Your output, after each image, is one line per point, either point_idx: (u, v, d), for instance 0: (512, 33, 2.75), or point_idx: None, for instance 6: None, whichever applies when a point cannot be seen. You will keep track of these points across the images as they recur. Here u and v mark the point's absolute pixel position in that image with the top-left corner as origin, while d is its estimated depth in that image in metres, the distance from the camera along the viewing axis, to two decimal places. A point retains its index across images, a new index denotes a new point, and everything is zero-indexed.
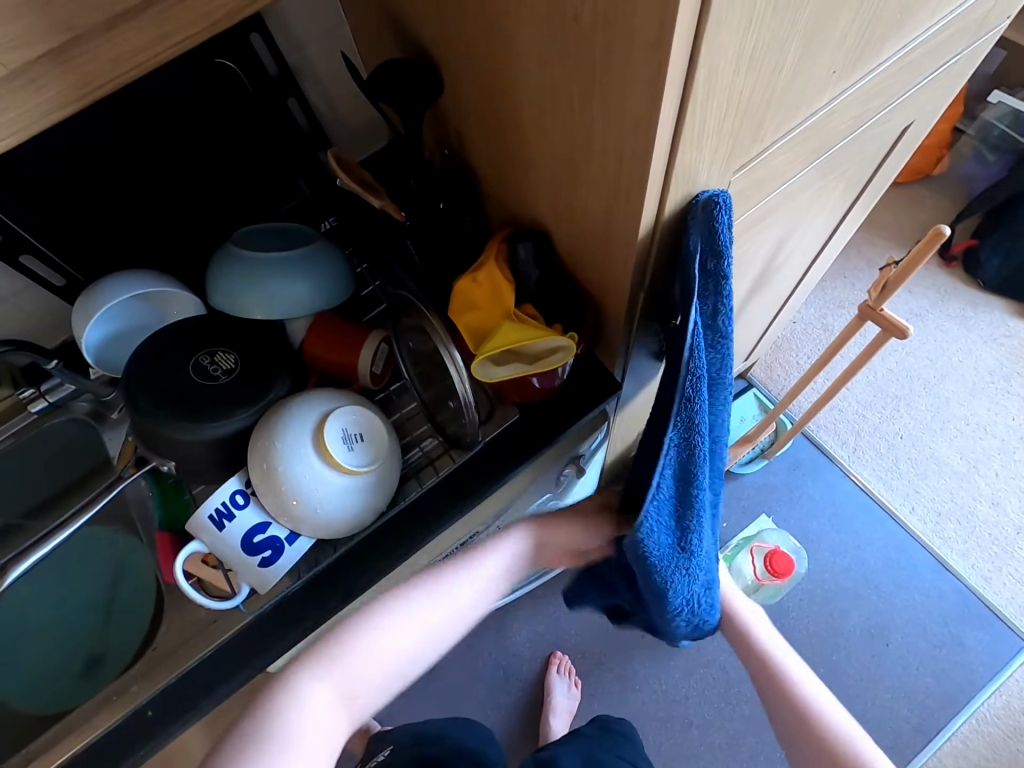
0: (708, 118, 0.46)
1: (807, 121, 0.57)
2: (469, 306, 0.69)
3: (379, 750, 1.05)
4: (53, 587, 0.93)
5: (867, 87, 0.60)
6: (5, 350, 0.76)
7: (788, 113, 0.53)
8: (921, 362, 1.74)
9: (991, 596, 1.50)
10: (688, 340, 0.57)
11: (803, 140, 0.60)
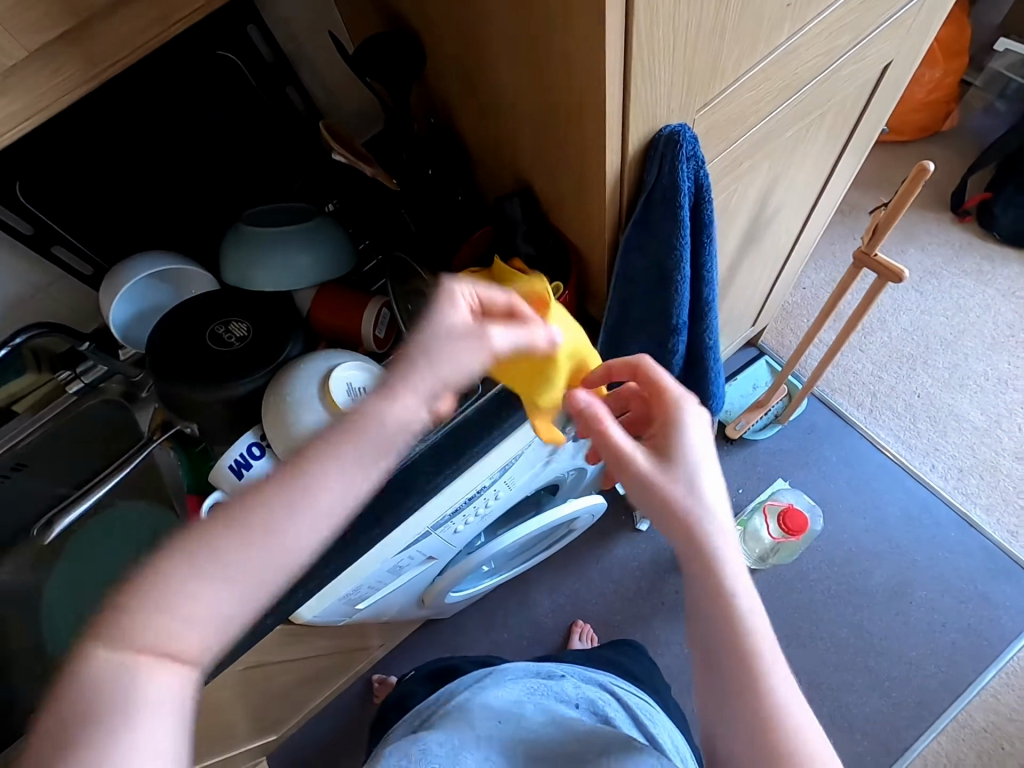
0: (656, 54, 0.49)
1: (768, 58, 0.59)
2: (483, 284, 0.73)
3: None
4: (95, 557, 1.01)
5: (829, 22, 0.62)
6: (42, 333, 0.83)
7: (742, 52, 0.56)
8: (937, 319, 1.72)
9: (1017, 550, 1.47)
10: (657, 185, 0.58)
11: (767, 79, 0.62)
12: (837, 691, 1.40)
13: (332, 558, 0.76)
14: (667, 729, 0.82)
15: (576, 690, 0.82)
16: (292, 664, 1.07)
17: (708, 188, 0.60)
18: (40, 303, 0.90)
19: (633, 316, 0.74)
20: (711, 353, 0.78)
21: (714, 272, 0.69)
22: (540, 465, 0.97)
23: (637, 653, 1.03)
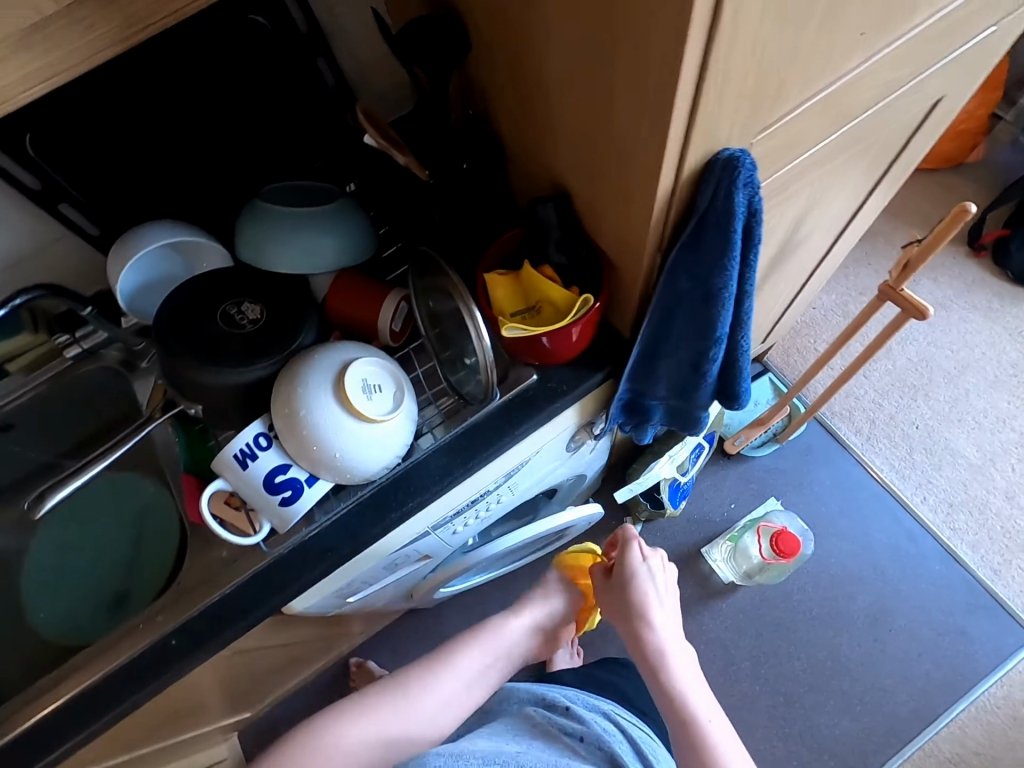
0: (729, 75, 0.46)
1: (833, 85, 0.57)
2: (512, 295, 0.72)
3: None
4: (81, 525, 0.98)
5: (897, 53, 0.60)
6: (41, 295, 0.79)
7: (809, 80, 0.53)
8: (942, 352, 1.72)
9: (999, 589, 1.49)
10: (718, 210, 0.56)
11: (827, 108, 0.60)
12: (809, 711, 1.42)
13: (329, 554, 0.74)
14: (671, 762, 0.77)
15: (584, 715, 0.77)
16: (274, 648, 1.05)
17: (759, 214, 0.58)
18: (41, 261, 0.86)
19: (669, 328, 0.72)
20: (741, 361, 0.77)
21: (754, 290, 0.66)
22: (545, 470, 0.97)
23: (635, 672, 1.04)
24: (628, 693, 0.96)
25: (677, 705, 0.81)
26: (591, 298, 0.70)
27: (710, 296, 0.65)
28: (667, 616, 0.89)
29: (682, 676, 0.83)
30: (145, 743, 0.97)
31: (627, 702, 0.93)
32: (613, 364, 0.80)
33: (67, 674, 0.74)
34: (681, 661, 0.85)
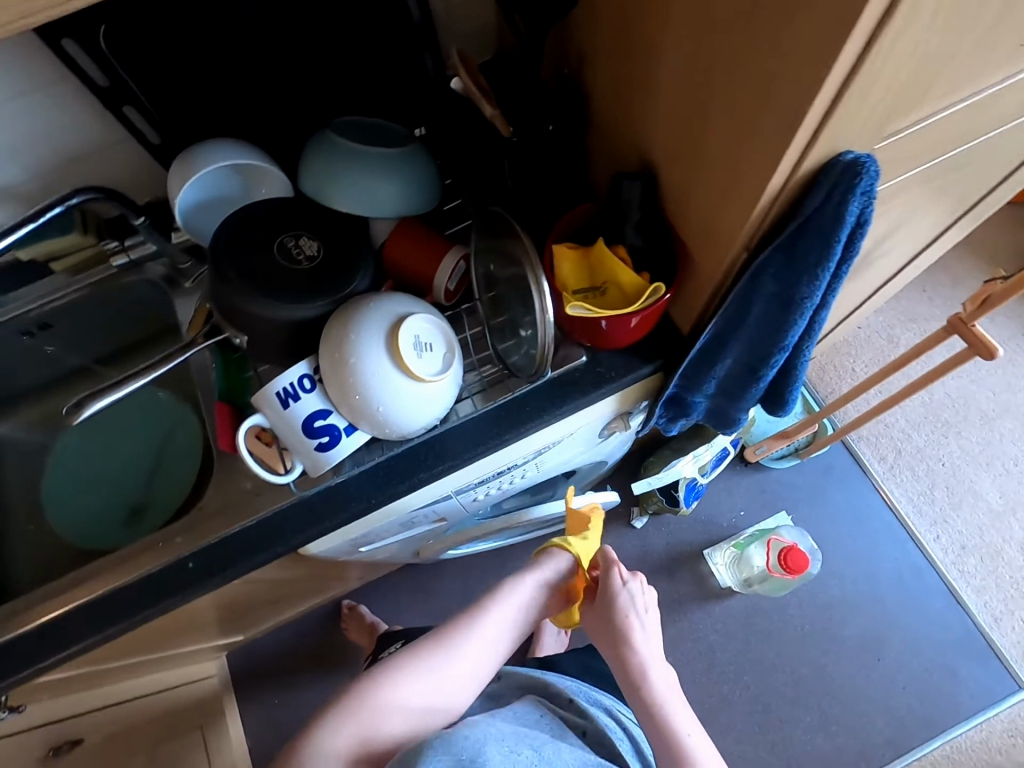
0: (885, 67, 0.42)
1: (969, 99, 0.53)
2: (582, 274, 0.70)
3: (387, 646, 1.14)
4: (105, 434, 0.99)
5: None
6: (97, 197, 0.77)
7: (950, 87, 0.50)
8: (983, 392, 1.67)
9: (996, 636, 1.48)
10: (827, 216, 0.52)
11: (953, 122, 0.56)
12: (784, 723, 1.43)
13: (354, 504, 0.74)
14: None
15: (587, 708, 0.83)
16: (277, 582, 1.07)
17: (865, 226, 0.54)
18: (99, 162, 0.84)
19: (736, 329, 0.70)
20: (798, 370, 0.74)
21: (835, 301, 0.64)
22: (572, 452, 0.95)
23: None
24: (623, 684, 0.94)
25: (664, 731, 0.78)
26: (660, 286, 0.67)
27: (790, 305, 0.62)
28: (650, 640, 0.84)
29: (669, 702, 0.79)
30: (144, 652, 0.99)
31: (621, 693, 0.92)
32: (667, 357, 0.77)
33: (83, 579, 0.75)
34: (670, 683, 0.81)
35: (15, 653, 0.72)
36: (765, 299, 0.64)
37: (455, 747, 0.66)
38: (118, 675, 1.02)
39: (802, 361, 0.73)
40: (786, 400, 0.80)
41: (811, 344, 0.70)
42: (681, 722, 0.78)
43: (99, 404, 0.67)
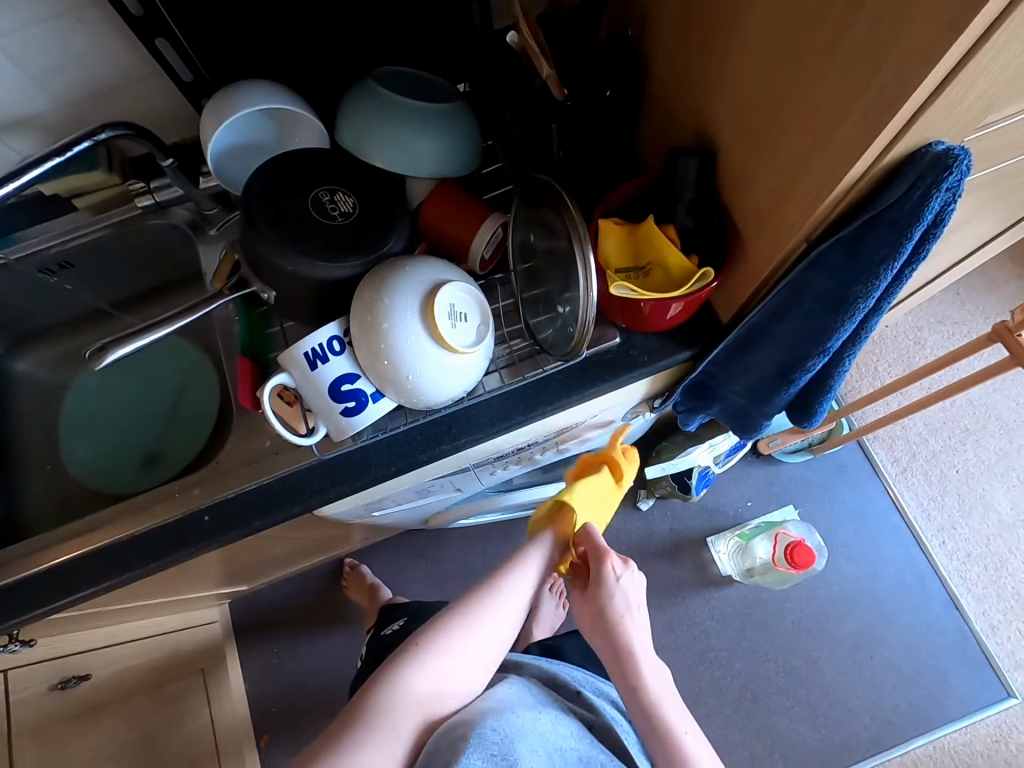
0: (1005, 50, 0.39)
1: None
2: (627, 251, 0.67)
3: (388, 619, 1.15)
4: (122, 380, 0.98)
5: None
6: (125, 133, 0.72)
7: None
8: (1005, 402, 1.64)
9: (991, 645, 1.48)
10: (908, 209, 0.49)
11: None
12: (771, 711, 1.46)
13: (373, 470, 0.73)
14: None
15: (595, 702, 0.83)
16: (285, 538, 1.07)
17: (941, 223, 0.51)
18: (127, 97, 0.81)
19: (780, 325, 0.67)
20: (833, 383, 0.72)
21: (890, 305, 0.61)
22: (592, 434, 0.95)
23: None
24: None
25: (654, 726, 0.75)
26: (709, 272, 0.64)
27: (845, 304, 0.59)
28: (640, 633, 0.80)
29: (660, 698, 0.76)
30: (151, 597, 1.00)
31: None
32: (702, 348, 0.75)
33: (98, 523, 0.75)
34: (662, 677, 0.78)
35: (31, 591, 0.72)
36: (819, 296, 0.61)
37: (489, 744, 0.66)
38: (125, 616, 1.03)
39: (840, 371, 0.70)
40: (813, 410, 0.78)
41: (854, 351, 0.67)
42: (676, 719, 0.75)
43: (122, 352, 0.65)
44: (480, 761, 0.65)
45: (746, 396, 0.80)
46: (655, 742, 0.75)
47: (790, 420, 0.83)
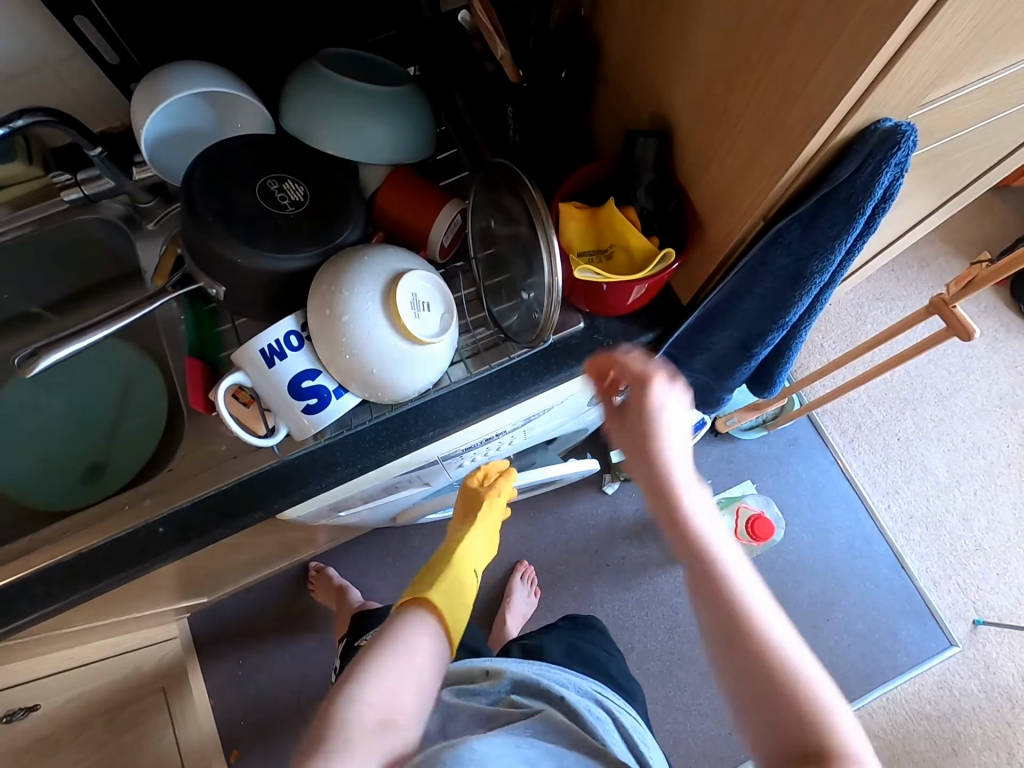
0: (947, 29, 0.41)
1: (988, 79, 0.55)
2: (591, 239, 0.67)
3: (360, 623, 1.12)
4: (57, 389, 0.91)
5: None
6: (46, 121, 0.67)
7: (977, 60, 0.49)
8: (940, 371, 1.75)
9: (934, 599, 1.57)
10: (861, 185, 0.51)
11: (968, 102, 0.57)
12: None
13: (339, 468, 0.71)
14: (659, 756, 0.77)
15: (575, 701, 0.76)
16: (245, 545, 1.03)
17: (890, 198, 0.53)
18: (46, 82, 0.75)
19: (738, 303, 0.69)
20: (789, 354, 0.76)
21: (841, 280, 0.63)
22: (560, 420, 0.95)
23: (612, 650, 1.02)
24: (614, 672, 0.95)
25: (724, 637, 0.52)
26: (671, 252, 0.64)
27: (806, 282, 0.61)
28: (656, 494, 0.57)
29: (721, 608, 0.53)
30: (101, 616, 0.94)
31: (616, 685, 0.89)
32: (665, 329, 0.76)
33: (39, 543, 0.70)
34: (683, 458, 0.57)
35: None
36: (777, 273, 0.62)
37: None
38: (72, 639, 0.96)
39: (798, 341, 0.73)
40: (775, 379, 0.81)
41: (809, 323, 0.70)
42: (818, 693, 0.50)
43: (56, 356, 0.60)
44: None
45: (711, 373, 0.82)
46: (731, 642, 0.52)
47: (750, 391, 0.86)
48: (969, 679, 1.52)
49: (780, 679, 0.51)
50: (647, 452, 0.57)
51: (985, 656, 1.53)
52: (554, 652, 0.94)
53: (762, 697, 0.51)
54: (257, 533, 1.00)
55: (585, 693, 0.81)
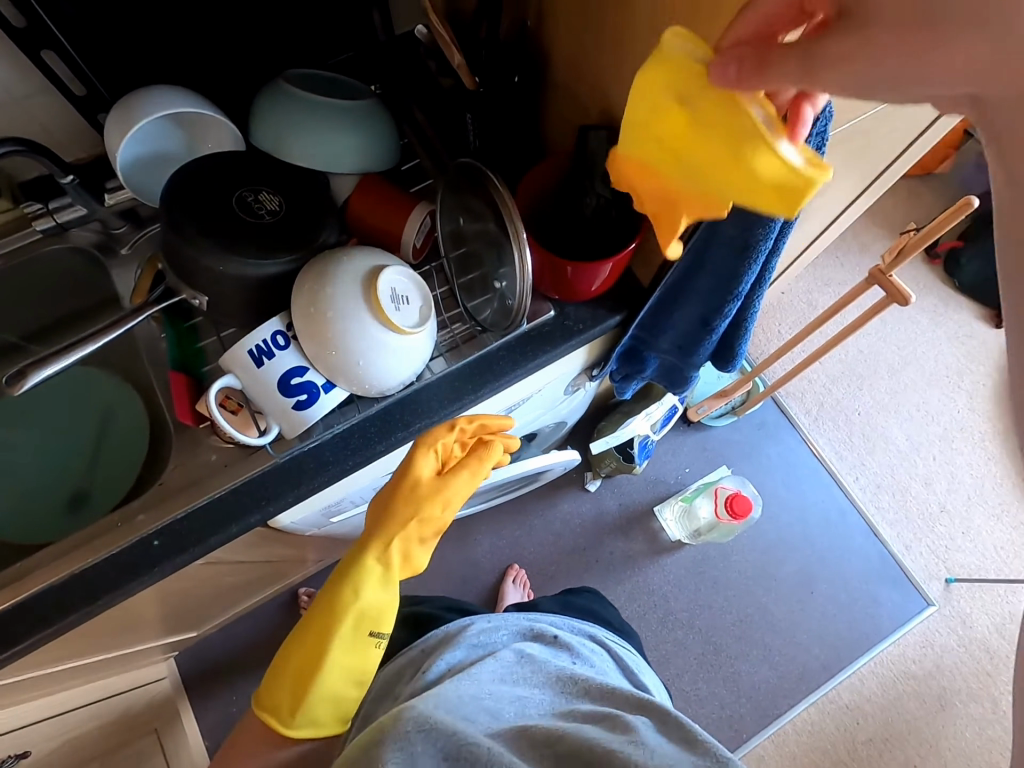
0: None
1: None
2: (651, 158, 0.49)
3: None
4: (33, 422, 0.91)
5: None
6: (19, 150, 0.69)
7: None
8: (889, 347, 1.85)
9: (908, 562, 1.64)
10: None
11: None
12: (733, 659, 1.53)
13: (329, 467, 0.72)
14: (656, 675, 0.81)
15: (573, 643, 0.77)
16: (236, 566, 1.02)
17: None
18: (12, 116, 0.76)
19: (694, 278, 0.74)
20: (746, 324, 0.80)
21: (784, 248, 0.69)
22: (539, 411, 0.98)
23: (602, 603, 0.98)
24: (609, 620, 0.92)
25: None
26: (823, 177, 0.41)
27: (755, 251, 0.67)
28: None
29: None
30: (88, 652, 0.92)
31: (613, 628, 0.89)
32: (630, 311, 0.81)
33: (28, 570, 0.69)
34: None
35: None
36: (728, 245, 0.68)
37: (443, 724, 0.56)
38: (59, 681, 0.94)
39: (754, 313, 0.78)
40: (736, 353, 0.86)
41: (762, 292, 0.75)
42: None
43: (43, 373, 0.62)
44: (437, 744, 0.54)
45: (677, 352, 0.86)
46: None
47: (714, 365, 0.91)
48: (948, 635, 1.58)
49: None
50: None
51: (960, 611, 1.61)
52: (550, 606, 0.90)
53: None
54: (247, 552, 1.00)
55: (578, 631, 0.82)
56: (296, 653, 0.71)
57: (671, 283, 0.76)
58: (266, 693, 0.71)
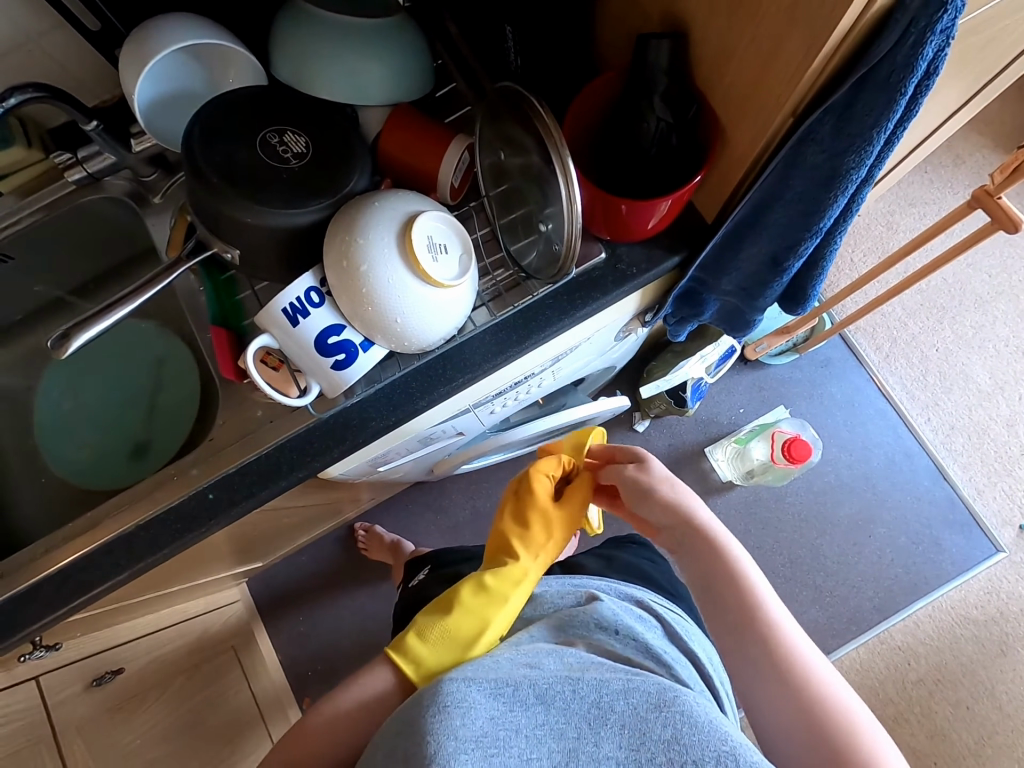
0: None
1: None
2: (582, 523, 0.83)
3: (415, 572, 1.05)
4: (92, 373, 0.93)
5: None
6: (40, 97, 0.65)
7: None
8: (978, 275, 1.67)
9: (978, 507, 1.55)
10: (903, 59, 0.47)
11: None
12: (782, 599, 1.51)
13: (374, 422, 0.71)
14: (704, 644, 0.77)
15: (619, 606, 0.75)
16: (291, 509, 1.05)
17: (935, 72, 0.48)
18: (29, 57, 0.72)
19: (763, 215, 0.65)
20: (823, 264, 0.71)
21: (878, 177, 0.59)
22: (588, 358, 0.94)
23: (654, 556, 0.96)
24: (659, 579, 0.89)
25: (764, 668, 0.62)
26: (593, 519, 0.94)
27: (845, 181, 0.57)
28: (703, 552, 0.69)
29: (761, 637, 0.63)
30: (161, 586, 0.98)
31: (664, 591, 0.86)
32: (689, 250, 0.73)
33: (98, 520, 0.72)
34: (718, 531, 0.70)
35: (36, 600, 0.69)
36: (809, 177, 0.58)
37: (483, 705, 0.54)
38: (141, 609, 1.02)
39: (834, 251, 0.68)
40: (810, 297, 0.77)
41: (844, 229, 0.65)
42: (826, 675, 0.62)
43: (87, 335, 0.61)
44: (483, 720, 0.53)
45: (741, 295, 0.78)
46: (778, 687, 0.61)
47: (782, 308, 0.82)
48: (1016, 582, 1.52)
49: (827, 707, 0.59)
50: (687, 517, 0.71)
51: None
52: (594, 566, 0.89)
53: (805, 727, 0.59)
54: (298, 500, 1.02)
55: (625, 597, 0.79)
56: (461, 613, 0.68)
57: (736, 220, 0.67)
58: (418, 634, 0.67)
